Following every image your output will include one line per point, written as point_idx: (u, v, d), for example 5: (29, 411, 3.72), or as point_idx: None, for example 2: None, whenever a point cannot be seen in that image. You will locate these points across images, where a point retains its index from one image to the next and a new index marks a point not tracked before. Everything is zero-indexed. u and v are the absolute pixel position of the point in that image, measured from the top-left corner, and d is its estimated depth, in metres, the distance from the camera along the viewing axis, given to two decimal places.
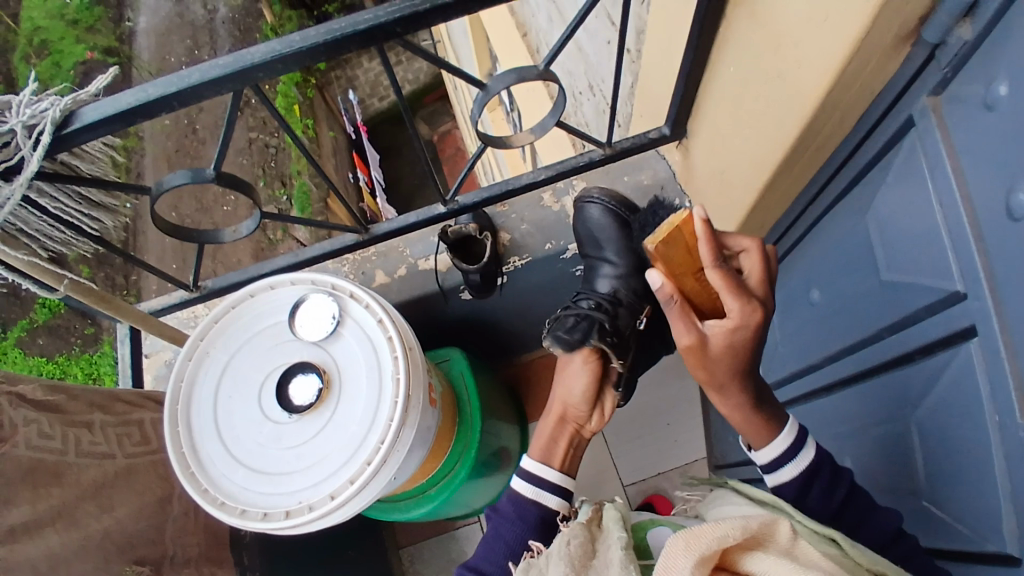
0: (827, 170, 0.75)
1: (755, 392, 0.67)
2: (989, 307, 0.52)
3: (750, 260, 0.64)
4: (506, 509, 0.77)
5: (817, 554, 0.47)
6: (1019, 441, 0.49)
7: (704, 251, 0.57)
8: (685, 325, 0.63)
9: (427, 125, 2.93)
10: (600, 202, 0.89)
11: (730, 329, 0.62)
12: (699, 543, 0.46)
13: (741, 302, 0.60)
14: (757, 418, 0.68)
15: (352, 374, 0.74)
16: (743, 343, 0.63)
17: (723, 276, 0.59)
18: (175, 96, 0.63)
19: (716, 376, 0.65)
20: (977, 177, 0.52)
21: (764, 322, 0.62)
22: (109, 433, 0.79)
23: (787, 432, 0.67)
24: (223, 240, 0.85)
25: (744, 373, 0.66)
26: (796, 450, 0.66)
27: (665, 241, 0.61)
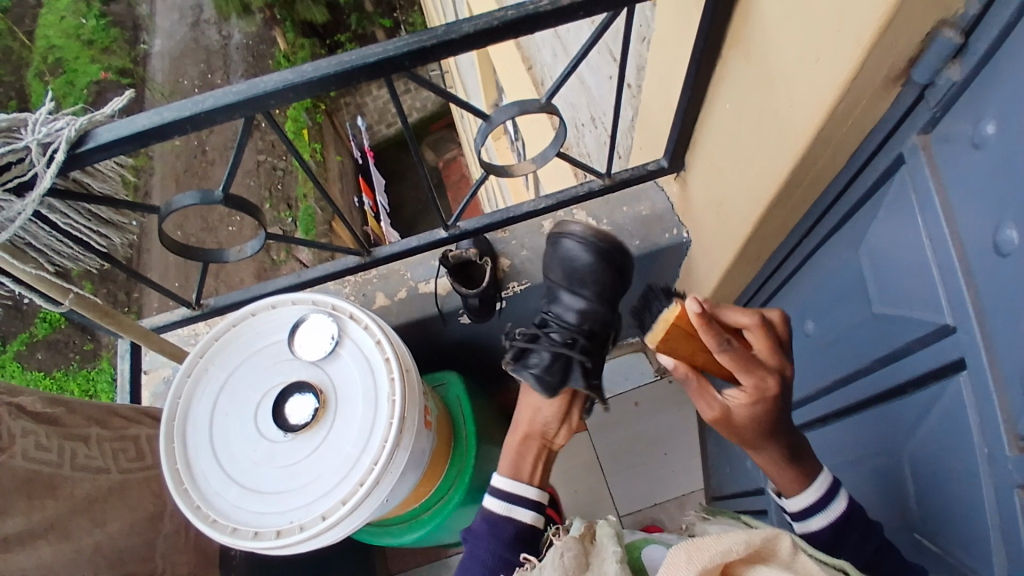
0: (820, 204, 0.77)
1: (793, 452, 0.64)
2: (978, 340, 0.52)
3: (750, 335, 0.62)
4: (479, 527, 0.77)
5: (817, 571, 0.47)
6: (1009, 473, 0.50)
7: (707, 339, 0.55)
8: (705, 401, 0.60)
9: (433, 151, 2.97)
10: (577, 236, 0.82)
11: (749, 402, 0.59)
12: (702, 555, 0.45)
13: (760, 376, 0.58)
14: (791, 475, 0.64)
15: (348, 394, 0.75)
16: (766, 414, 0.60)
17: (732, 356, 0.56)
18: (188, 120, 0.65)
19: (748, 441, 0.62)
20: (966, 213, 0.54)
21: (783, 392, 0.59)
22: (105, 447, 0.79)
23: (820, 481, 0.64)
24: (227, 259, 0.86)
25: (777, 433, 0.61)
26: (826, 501, 0.64)
27: (664, 341, 0.62)
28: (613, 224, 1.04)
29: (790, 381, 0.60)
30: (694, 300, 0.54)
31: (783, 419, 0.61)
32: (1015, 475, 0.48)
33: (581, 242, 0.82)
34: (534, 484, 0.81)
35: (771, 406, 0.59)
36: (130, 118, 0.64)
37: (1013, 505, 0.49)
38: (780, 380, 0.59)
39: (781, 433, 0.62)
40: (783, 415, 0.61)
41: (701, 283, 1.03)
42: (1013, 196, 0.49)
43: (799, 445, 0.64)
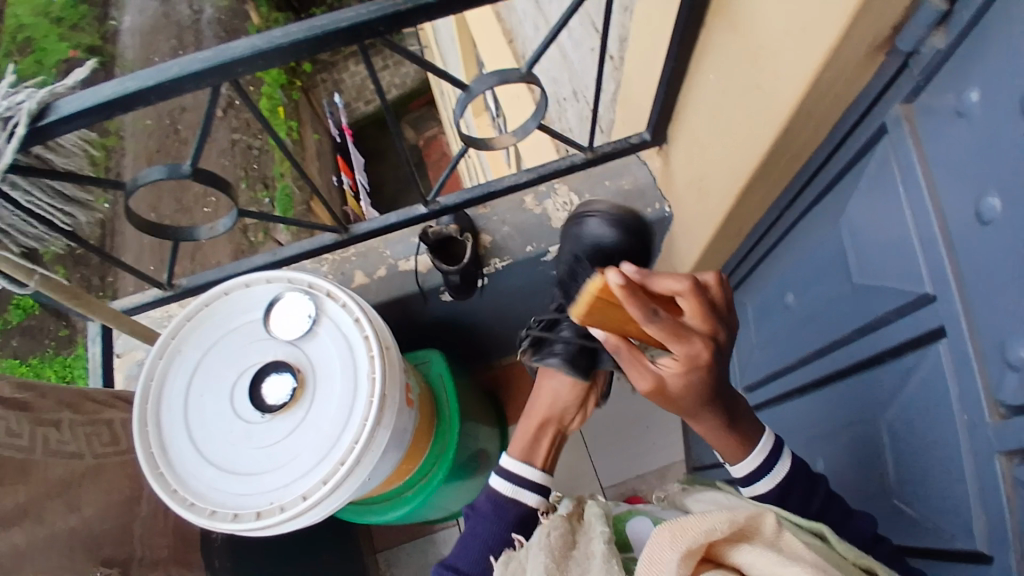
0: (802, 177, 0.76)
1: (731, 413, 0.63)
2: (958, 310, 0.52)
3: (684, 299, 0.56)
4: (484, 507, 0.78)
5: (801, 545, 0.46)
6: (987, 441, 0.50)
7: (633, 312, 0.51)
8: (639, 371, 0.60)
9: (413, 129, 2.91)
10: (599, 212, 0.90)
11: (681, 371, 0.58)
12: (686, 535, 0.44)
13: (690, 347, 0.56)
14: (733, 443, 0.65)
15: (327, 373, 0.73)
16: (700, 382, 0.59)
17: (663, 328, 0.53)
18: (154, 89, 0.62)
19: (685, 408, 0.62)
20: (949, 183, 0.53)
21: (716, 359, 0.57)
22: (77, 432, 0.77)
23: (762, 444, 0.66)
24: (199, 237, 0.84)
25: (716, 400, 0.61)
26: (770, 464, 0.65)
27: (587, 313, 0.59)
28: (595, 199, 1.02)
29: (723, 346, 0.58)
30: (627, 266, 0.52)
31: (718, 384, 0.60)
32: (995, 442, 0.49)
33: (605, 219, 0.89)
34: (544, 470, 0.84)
35: (706, 375, 0.58)
36: (94, 88, 0.62)
37: (992, 472, 0.50)
38: (709, 347, 0.56)
39: (720, 397, 0.61)
40: (716, 383, 0.60)
41: (683, 258, 1.03)
42: (996, 165, 0.48)
43: (736, 405, 0.64)
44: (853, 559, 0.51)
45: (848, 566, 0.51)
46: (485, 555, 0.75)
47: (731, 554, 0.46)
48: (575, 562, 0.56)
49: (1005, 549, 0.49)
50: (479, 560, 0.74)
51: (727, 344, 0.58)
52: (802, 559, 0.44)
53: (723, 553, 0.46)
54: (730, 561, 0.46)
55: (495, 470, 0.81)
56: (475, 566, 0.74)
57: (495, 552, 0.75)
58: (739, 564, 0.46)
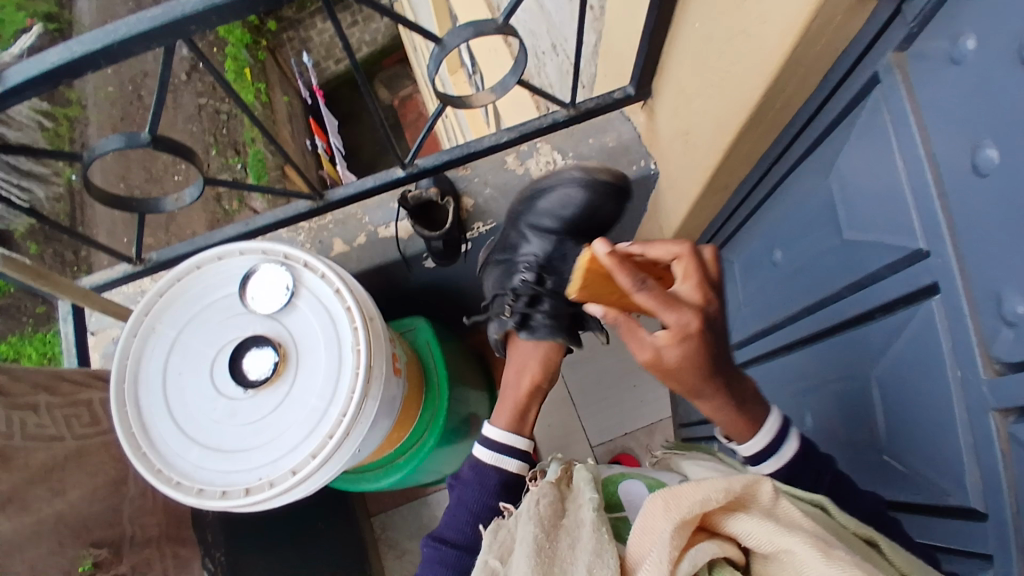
0: (790, 130, 0.74)
1: (736, 390, 0.59)
2: (952, 264, 0.52)
3: (681, 266, 0.57)
4: (467, 474, 0.79)
5: (798, 514, 0.46)
6: (981, 395, 0.50)
7: (622, 280, 0.51)
8: (635, 341, 0.54)
9: (386, 89, 2.81)
10: (573, 180, 0.81)
11: (673, 342, 0.52)
12: (679, 505, 0.46)
13: (680, 314, 0.52)
14: (744, 425, 0.61)
15: (309, 346, 0.71)
16: (698, 352, 0.53)
17: (652, 295, 0.51)
18: (102, 53, 0.57)
19: (687, 386, 0.56)
20: (943, 135, 0.52)
21: (709, 328, 0.53)
22: (56, 415, 0.74)
23: (771, 424, 0.62)
24: (165, 208, 0.80)
25: (717, 375, 0.56)
26: (775, 446, 0.63)
27: (591, 296, 0.58)
28: (579, 157, 1.00)
29: (717, 320, 0.54)
30: (602, 243, 0.54)
31: (720, 357, 0.55)
32: (990, 397, 0.49)
33: (578, 185, 0.81)
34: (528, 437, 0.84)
35: (700, 346, 0.53)
36: (39, 56, 0.57)
37: (986, 426, 0.50)
38: (701, 316, 0.53)
39: (719, 375, 0.56)
40: (718, 356, 0.54)
41: (669, 216, 1.01)
42: (991, 115, 0.47)
43: (739, 379, 0.59)
44: (854, 529, 0.51)
45: (848, 535, 0.50)
46: (473, 524, 0.76)
47: (726, 523, 0.47)
48: (566, 530, 0.57)
49: (999, 501, 0.50)
50: (468, 528, 0.76)
51: (721, 318, 0.55)
52: (800, 529, 0.44)
53: (718, 521, 0.48)
54: (725, 529, 0.47)
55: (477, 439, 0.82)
56: (461, 534, 0.75)
57: (482, 520, 0.76)
58: (734, 532, 0.47)
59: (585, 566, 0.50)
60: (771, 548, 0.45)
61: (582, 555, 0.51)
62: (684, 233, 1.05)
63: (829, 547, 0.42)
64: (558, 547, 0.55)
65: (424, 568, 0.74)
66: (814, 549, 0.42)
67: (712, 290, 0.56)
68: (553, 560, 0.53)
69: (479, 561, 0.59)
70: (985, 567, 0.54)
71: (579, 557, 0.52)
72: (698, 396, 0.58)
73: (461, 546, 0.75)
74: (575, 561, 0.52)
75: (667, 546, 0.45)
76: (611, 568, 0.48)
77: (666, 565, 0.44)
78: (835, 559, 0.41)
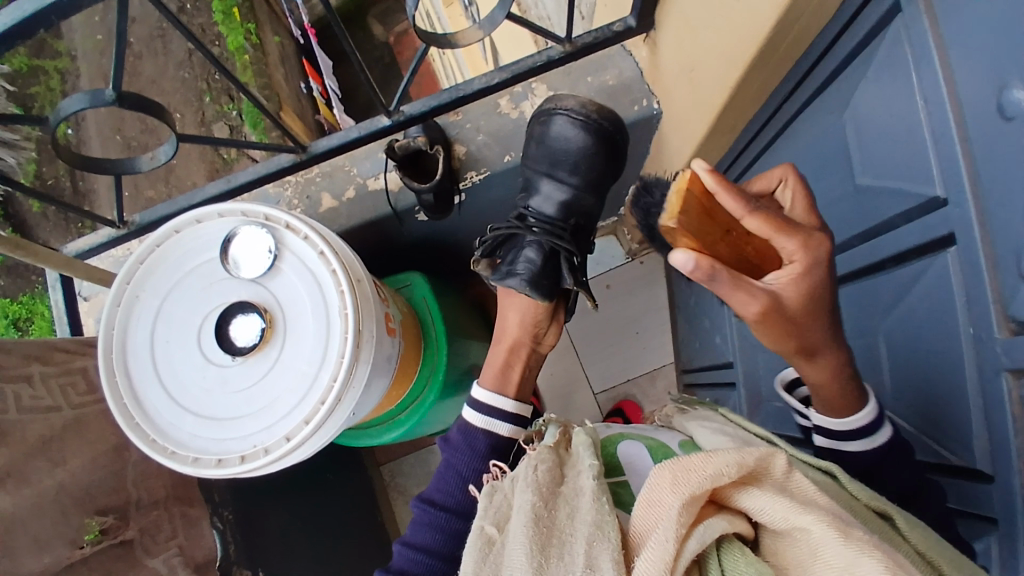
0: (803, 64, 0.68)
1: (842, 345, 0.58)
2: (972, 216, 0.47)
3: (784, 196, 0.57)
4: (456, 438, 0.79)
5: (812, 489, 0.46)
6: (995, 356, 0.47)
7: (729, 201, 0.51)
8: (745, 294, 0.52)
9: (380, 25, 2.65)
10: (571, 113, 0.82)
11: (805, 270, 0.53)
12: (689, 479, 0.45)
13: (820, 238, 0.52)
14: (841, 399, 0.60)
15: (296, 312, 0.69)
16: (820, 285, 0.54)
17: (767, 220, 0.51)
18: (52, 9, 0.56)
19: (806, 341, 0.56)
20: (968, 71, 0.46)
21: (831, 253, 0.54)
22: (51, 384, 0.74)
23: (870, 406, 0.60)
24: (140, 169, 0.77)
25: (824, 317, 0.56)
26: (871, 428, 0.60)
27: (682, 214, 0.53)
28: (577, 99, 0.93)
29: (834, 239, 0.55)
30: (702, 159, 0.51)
31: (831, 299, 0.56)
32: (1004, 359, 0.46)
33: (575, 119, 0.82)
34: (518, 399, 0.84)
35: (826, 277, 0.54)
36: None
37: (998, 388, 0.47)
38: (817, 243, 0.53)
39: (823, 318, 0.56)
40: (828, 292, 0.55)
41: (674, 159, 0.96)
42: (1022, 47, 0.41)
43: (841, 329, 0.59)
44: (867, 501, 0.50)
45: (858, 506, 0.50)
46: (461, 486, 0.76)
47: (737, 497, 0.47)
48: (564, 499, 0.56)
49: (1008, 466, 0.48)
50: (455, 492, 0.76)
51: (831, 241, 0.54)
52: (815, 506, 0.44)
53: (728, 496, 0.47)
54: (735, 504, 0.47)
55: (467, 402, 0.82)
56: (449, 497, 0.76)
57: (471, 482, 0.76)
58: (747, 507, 0.46)
59: (586, 539, 0.49)
60: (785, 525, 0.44)
61: (581, 526, 0.51)
62: None
63: (848, 527, 0.42)
64: (556, 517, 0.54)
65: (415, 529, 0.75)
66: (832, 529, 0.41)
67: (820, 228, 0.55)
68: (551, 531, 0.52)
69: (475, 528, 0.58)
70: (988, 529, 0.52)
71: (578, 530, 0.51)
72: (809, 349, 0.57)
73: (448, 509, 0.75)
74: (575, 533, 0.51)
75: (675, 523, 0.44)
76: (612, 542, 0.48)
77: (672, 544, 0.43)
78: (854, 539, 0.40)
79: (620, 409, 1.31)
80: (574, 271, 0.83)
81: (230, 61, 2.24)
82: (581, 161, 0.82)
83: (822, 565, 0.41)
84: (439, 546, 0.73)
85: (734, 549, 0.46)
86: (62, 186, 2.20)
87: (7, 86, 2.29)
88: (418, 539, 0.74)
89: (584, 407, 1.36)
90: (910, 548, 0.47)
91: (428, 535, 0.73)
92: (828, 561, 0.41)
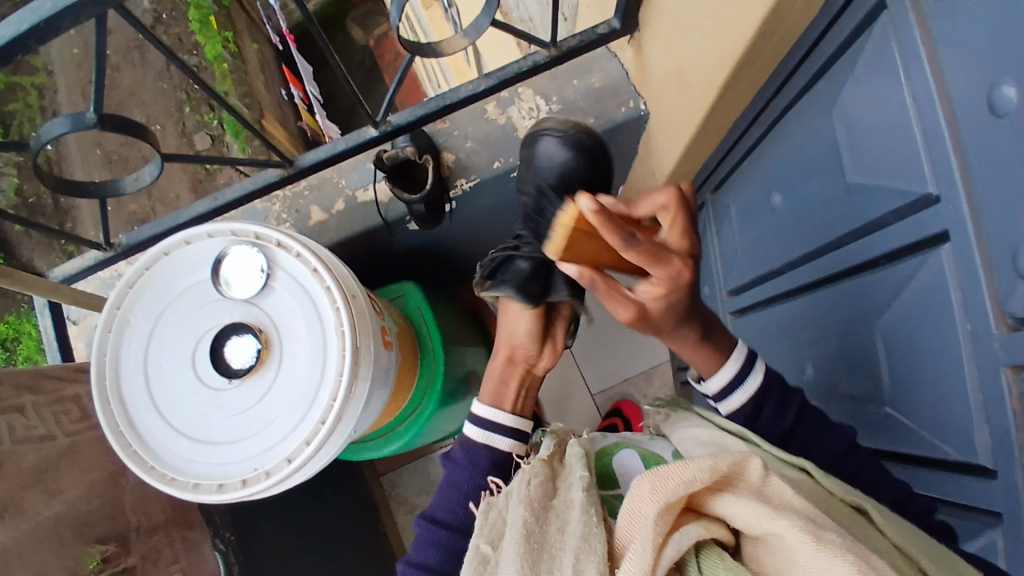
0: (790, 62, 0.68)
1: (703, 321, 0.62)
2: (965, 214, 0.48)
3: (668, 219, 0.55)
4: (457, 455, 0.77)
5: (788, 492, 0.46)
6: (992, 353, 0.48)
7: (611, 238, 0.46)
8: (617, 302, 0.55)
9: (360, 29, 2.62)
10: (558, 135, 0.75)
11: (661, 295, 0.55)
12: (665, 489, 0.45)
13: (672, 266, 0.52)
14: (712, 354, 0.65)
15: (292, 331, 0.69)
16: (680, 301, 0.56)
17: (641, 253, 0.49)
18: (29, 34, 0.55)
19: (661, 328, 0.60)
20: (956, 70, 0.47)
21: (694, 275, 0.55)
22: (44, 413, 0.73)
23: (735, 357, 0.65)
24: (125, 190, 0.76)
25: (687, 320, 0.60)
26: (742, 378, 0.65)
27: (565, 248, 0.53)
28: (564, 102, 0.93)
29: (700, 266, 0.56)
30: (587, 197, 0.44)
31: (693, 298, 0.58)
32: (1001, 355, 0.46)
33: (562, 139, 0.75)
34: (515, 413, 0.80)
35: (682, 299, 0.56)
36: None
37: (997, 384, 0.48)
38: (688, 271, 0.54)
39: (688, 322, 0.60)
40: (694, 296, 0.58)
41: (663, 159, 0.96)
42: (1010, 45, 0.42)
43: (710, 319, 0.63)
44: (843, 496, 0.51)
45: (835, 501, 0.51)
46: (463, 504, 0.75)
47: (713, 503, 0.47)
48: (555, 513, 0.56)
49: (1008, 460, 0.48)
50: (456, 508, 0.75)
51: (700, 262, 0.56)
52: (789, 512, 0.44)
53: (704, 502, 0.48)
54: (711, 510, 0.47)
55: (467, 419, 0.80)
56: (452, 514, 0.75)
57: (473, 499, 0.75)
58: (723, 512, 0.47)
59: (573, 552, 0.49)
60: (760, 530, 0.44)
61: (569, 539, 0.51)
62: (678, 175, 1.00)
63: (822, 529, 0.42)
64: (547, 531, 0.54)
65: (417, 548, 0.75)
66: (805, 535, 0.41)
67: (692, 251, 0.56)
68: (542, 546, 0.52)
69: (469, 547, 0.58)
70: (993, 522, 0.53)
71: (566, 543, 0.51)
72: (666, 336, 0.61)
73: (450, 526, 0.74)
74: (563, 546, 0.51)
75: (651, 533, 0.44)
76: (598, 555, 0.47)
77: (650, 554, 0.43)
78: (825, 542, 0.41)
79: (618, 408, 1.31)
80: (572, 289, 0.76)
81: (209, 71, 2.21)
82: (570, 177, 0.73)
83: (800, 570, 0.41)
84: (442, 565, 0.73)
85: (713, 555, 0.46)
86: (43, 203, 2.16)
87: None
88: (420, 557, 0.74)
89: (582, 408, 1.37)
90: (889, 543, 0.47)
91: (430, 553, 0.73)
92: (806, 565, 0.41)
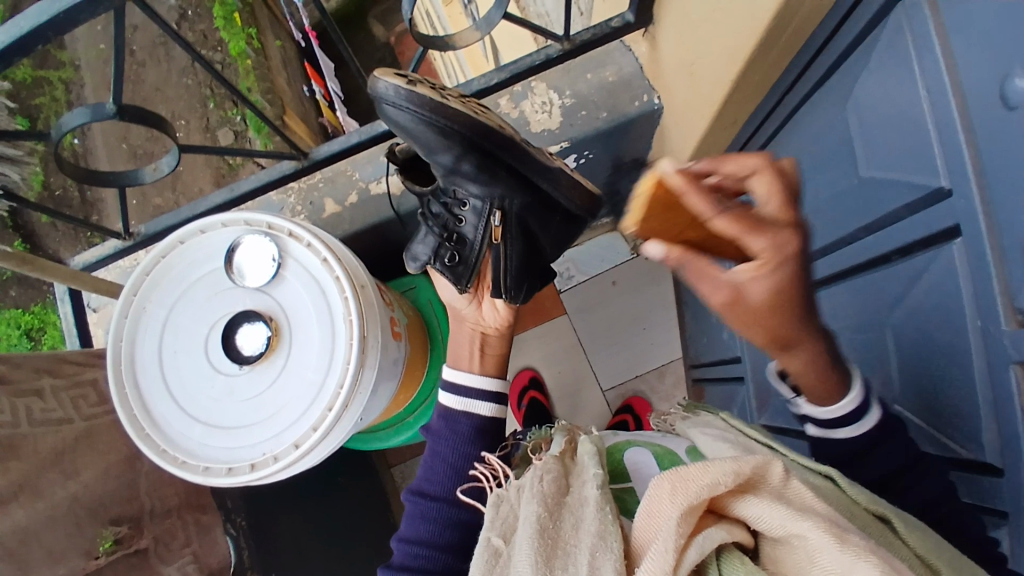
0: (804, 56, 0.67)
1: (824, 339, 0.49)
2: (976, 208, 0.47)
3: (762, 187, 0.43)
4: (438, 426, 0.79)
5: (809, 496, 0.46)
6: (1003, 350, 0.46)
7: (695, 202, 0.38)
8: (708, 282, 0.42)
9: (381, 26, 2.62)
10: (398, 102, 0.66)
11: (763, 278, 0.40)
12: (688, 489, 0.45)
13: (775, 239, 0.39)
14: (827, 385, 0.54)
15: (301, 320, 0.70)
16: (794, 286, 0.41)
17: (738, 218, 0.38)
18: (49, 27, 0.56)
19: (777, 334, 0.45)
20: (970, 62, 0.46)
21: (807, 258, 0.41)
22: (62, 398, 0.75)
23: (844, 407, 0.56)
24: (144, 180, 0.78)
25: (807, 321, 0.46)
26: (831, 425, 0.58)
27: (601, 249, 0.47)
28: (577, 96, 0.93)
29: None
30: (665, 151, 0.38)
31: (819, 299, 0.44)
32: (1012, 352, 0.45)
33: (402, 105, 0.66)
34: (482, 373, 0.83)
35: (796, 279, 0.40)
36: None
37: (1008, 381, 0.47)
38: (800, 238, 0.40)
39: (807, 319, 0.45)
40: (816, 285, 0.43)
41: (677, 154, 0.95)
42: (1023, 35, 0.41)
43: (827, 319, 0.50)
44: (866, 504, 0.50)
45: (859, 509, 0.49)
46: (453, 476, 0.76)
47: (736, 506, 0.47)
48: (569, 509, 0.56)
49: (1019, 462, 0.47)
50: (446, 483, 0.75)
51: None
52: (806, 515, 0.43)
53: (727, 504, 0.47)
54: (733, 513, 0.47)
55: (444, 386, 0.81)
56: (440, 488, 0.75)
57: (461, 472, 0.76)
58: (744, 515, 0.46)
59: (588, 550, 0.49)
60: (782, 532, 0.44)
61: (582, 540, 0.51)
62: None
63: (845, 533, 0.42)
64: (561, 527, 0.54)
65: (409, 524, 0.74)
66: (828, 535, 0.41)
67: (807, 210, 0.43)
68: (556, 542, 0.52)
69: (481, 540, 0.58)
70: (1000, 523, 0.52)
71: (581, 540, 0.51)
72: (788, 343, 0.47)
73: (440, 499, 0.75)
74: (579, 543, 0.51)
75: (674, 534, 0.44)
76: (614, 553, 0.48)
77: (672, 554, 0.43)
78: (850, 544, 0.40)
79: (629, 404, 1.31)
80: (447, 270, 0.81)
81: (231, 67, 2.24)
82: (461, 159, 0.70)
83: (819, 571, 0.41)
84: (435, 538, 0.72)
85: (734, 559, 0.46)
86: (70, 196, 2.21)
87: (12, 100, 2.31)
88: (413, 533, 0.73)
89: (595, 405, 1.36)
90: (911, 551, 0.47)
91: (424, 528, 0.73)
92: (826, 566, 0.41)
